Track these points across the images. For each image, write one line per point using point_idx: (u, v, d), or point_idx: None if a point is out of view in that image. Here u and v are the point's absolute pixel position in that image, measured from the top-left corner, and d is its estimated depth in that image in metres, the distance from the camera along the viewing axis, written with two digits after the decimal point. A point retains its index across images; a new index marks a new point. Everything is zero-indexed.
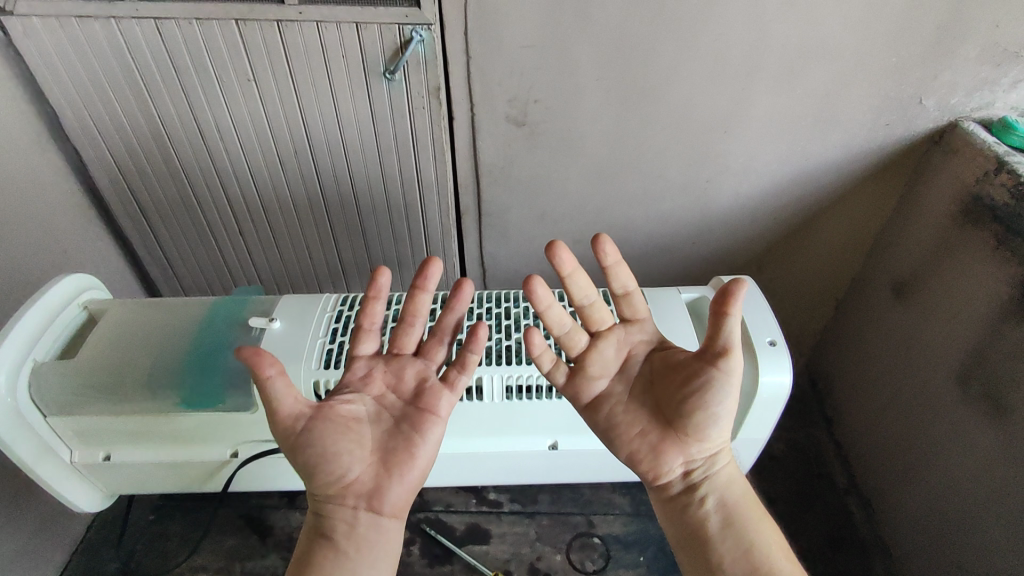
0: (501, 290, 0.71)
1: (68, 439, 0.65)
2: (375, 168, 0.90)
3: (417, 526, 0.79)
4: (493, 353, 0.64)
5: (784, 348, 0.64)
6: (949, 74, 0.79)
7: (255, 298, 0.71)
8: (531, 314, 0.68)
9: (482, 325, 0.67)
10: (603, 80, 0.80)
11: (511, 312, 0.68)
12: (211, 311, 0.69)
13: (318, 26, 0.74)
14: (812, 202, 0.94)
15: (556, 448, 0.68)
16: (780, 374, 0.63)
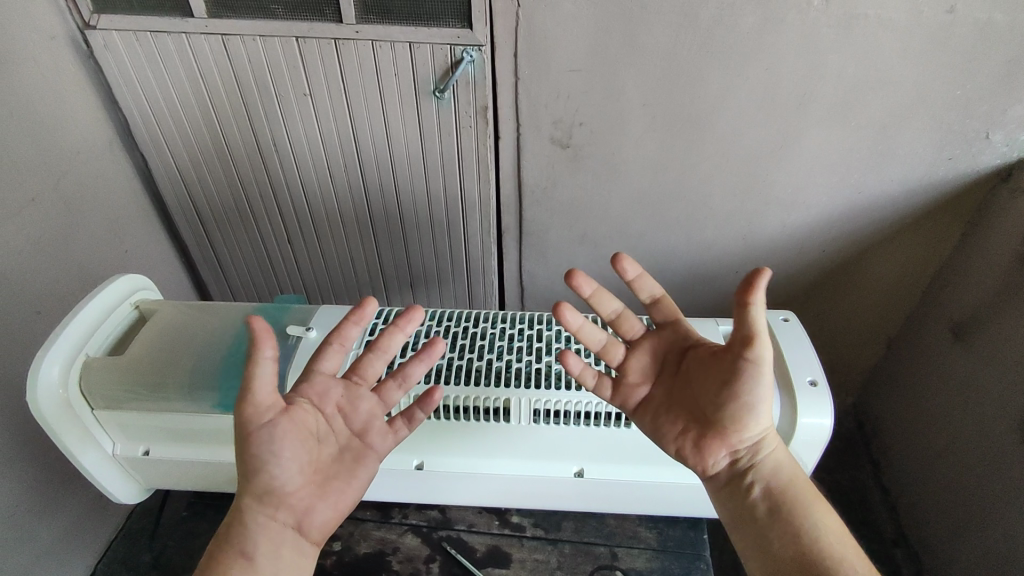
0: (534, 313, 0.72)
1: (112, 433, 0.68)
2: (421, 183, 0.91)
3: (436, 543, 0.74)
4: (523, 375, 0.64)
5: (826, 389, 0.61)
6: (1020, 109, 0.75)
7: (295, 307, 0.73)
8: (563, 336, 0.68)
9: (515, 345, 0.67)
10: (650, 106, 0.80)
11: (542, 334, 0.68)
12: (251, 319, 0.71)
13: (373, 46, 0.77)
14: (865, 236, 0.91)
15: (581, 475, 0.66)
16: (820, 417, 0.60)
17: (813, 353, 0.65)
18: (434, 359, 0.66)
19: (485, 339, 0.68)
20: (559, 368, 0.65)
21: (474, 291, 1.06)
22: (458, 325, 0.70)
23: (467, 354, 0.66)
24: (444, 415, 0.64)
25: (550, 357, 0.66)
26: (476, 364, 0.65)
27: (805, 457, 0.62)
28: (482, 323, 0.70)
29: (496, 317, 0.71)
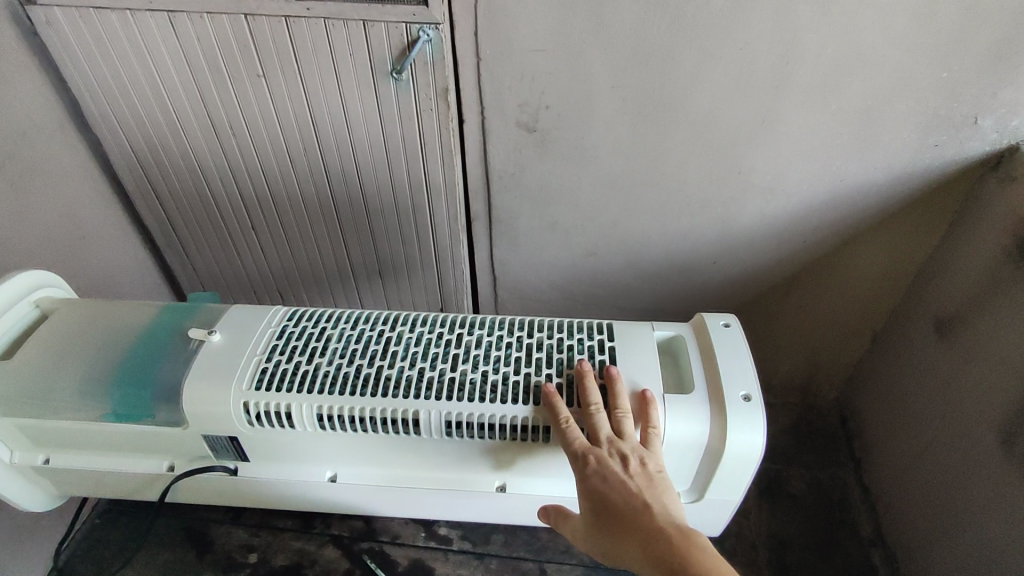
0: (459, 315, 0.66)
1: (9, 440, 0.66)
2: (383, 169, 0.88)
3: (358, 557, 0.79)
4: (435, 385, 0.59)
5: (759, 405, 0.58)
6: (1012, 92, 0.70)
7: (200, 307, 0.69)
8: (484, 342, 0.62)
9: (430, 351, 0.62)
10: (619, 88, 0.76)
11: (462, 339, 0.63)
12: (158, 318, 0.67)
13: (326, 23, 0.73)
14: (847, 227, 0.87)
15: (504, 489, 0.66)
16: (750, 434, 0.57)
17: (751, 363, 0.61)
18: (340, 367, 0.61)
19: (399, 345, 0.63)
20: (475, 378, 0.59)
21: (444, 279, 1.02)
22: (372, 327, 0.64)
23: (377, 360, 0.61)
24: (351, 427, 0.60)
25: (466, 365, 0.60)
26: (385, 372, 0.60)
27: (736, 473, 0.59)
28: (401, 324, 0.65)
29: (420, 318, 0.66)
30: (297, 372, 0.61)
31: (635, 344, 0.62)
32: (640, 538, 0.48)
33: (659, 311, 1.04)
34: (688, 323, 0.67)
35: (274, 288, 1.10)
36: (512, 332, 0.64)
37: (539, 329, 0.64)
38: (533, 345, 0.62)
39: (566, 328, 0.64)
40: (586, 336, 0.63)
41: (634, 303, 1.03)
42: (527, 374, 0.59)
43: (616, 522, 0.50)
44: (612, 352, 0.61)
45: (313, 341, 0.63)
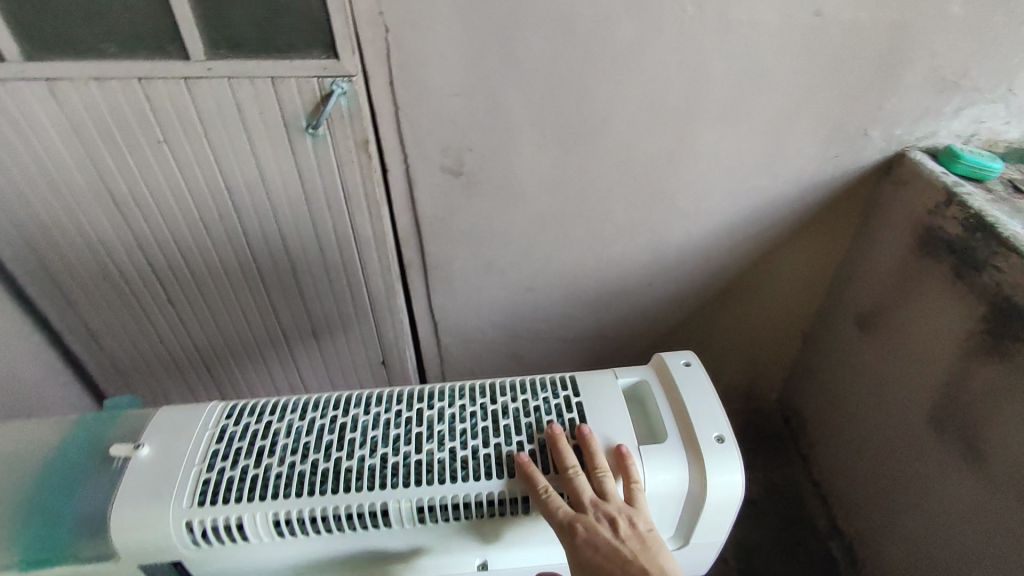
0: (416, 388, 0.65)
1: None
2: (307, 228, 0.84)
3: None
4: (401, 470, 0.57)
5: (733, 444, 0.59)
6: (893, 104, 0.77)
7: (123, 417, 0.63)
8: (446, 416, 0.61)
9: (389, 435, 0.60)
10: (541, 126, 0.77)
11: (422, 416, 0.61)
12: (73, 435, 0.62)
13: (230, 82, 0.69)
14: (767, 238, 0.91)
15: (485, 566, 0.63)
16: (729, 475, 0.58)
17: (718, 402, 0.62)
18: (294, 465, 0.57)
19: (356, 431, 0.60)
20: (442, 458, 0.58)
21: (383, 333, 0.98)
22: (324, 415, 0.62)
23: (333, 453, 0.58)
24: (312, 529, 0.56)
25: (432, 445, 0.59)
26: (345, 465, 0.57)
27: (718, 515, 0.60)
28: (354, 407, 0.62)
29: (376, 397, 0.64)
30: (246, 478, 0.56)
31: (599, 398, 0.63)
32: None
33: (603, 337, 1.05)
34: (649, 366, 0.68)
35: (200, 364, 1.02)
36: (474, 400, 0.63)
37: (502, 393, 0.64)
38: (499, 411, 0.62)
39: (529, 389, 0.64)
40: (551, 394, 0.63)
41: (578, 332, 1.04)
42: (497, 445, 0.59)
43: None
44: (579, 408, 0.62)
45: (259, 440, 0.59)
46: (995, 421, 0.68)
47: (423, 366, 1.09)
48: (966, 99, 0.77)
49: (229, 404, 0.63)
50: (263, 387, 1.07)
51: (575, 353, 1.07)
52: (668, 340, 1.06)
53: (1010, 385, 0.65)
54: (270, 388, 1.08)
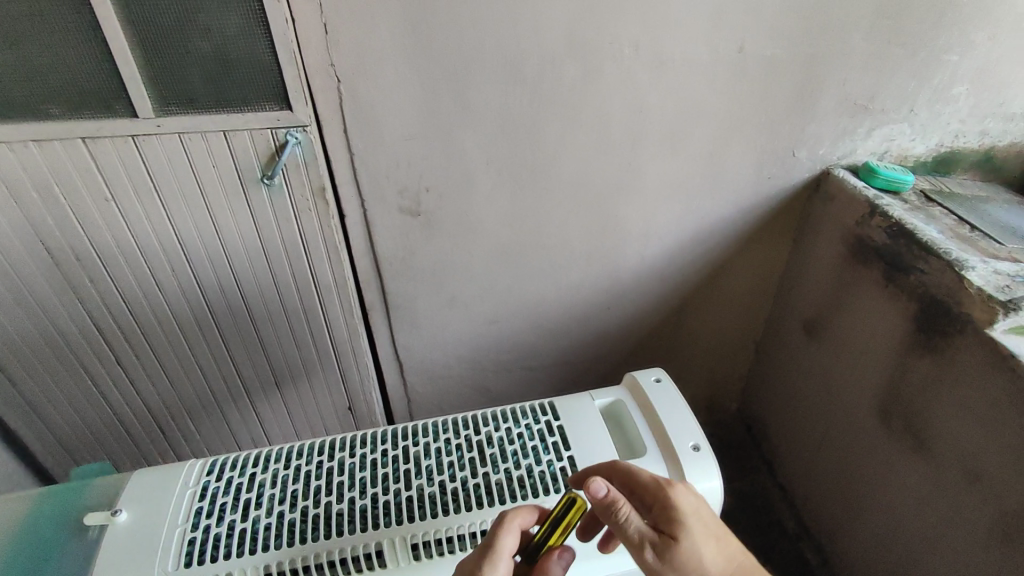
0: (400, 426, 0.68)
1: None
2: (266, 277, 0.83)
3: None
4: (391, 508, 0.59)
5: (709, 451, 0.63)
6: (814, 128, 0.84)
7: (94, 483, 0.63)
8: (432, 450, 0.65)
9: (377, 475, 0.62)
10: (494, 164, 0.79)
11: (408, 453, 0.64)
12: (40, 505, 0.60)
13: (181, 138, 0.69)
14: (714, 256, 0.96)
15: None
16: (708, 481, 0.61)
17: (690, 412, 0.67)
18: (284, 512, 0.59)
19: (343, 474, 0.62)
20: (432, 491, 0.61)
21: (348, 378, 0.97)
22: (309, 461, 0.64)
23: (322, 498, 0.60)
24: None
25: (421, 480, 0.61)
26: (335, 509, 0.59)
27: None
28: (340, 452, 0.65)
29: (361, 439, 0.67)
30: (237, 531, 0.58)
31: (575, 420, 0.67)
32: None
33: (568, 363, 1.07)
34: (623, 385, 0.72)
35: (153, 427, 0.97)
36: (458, 433, 0.66)
37: (484, 424, 0.67)
38: (483, 441, 0.65)
39: (510, 417, 0.68)
40: (531, 421, 0.68)
41: (542, 361, 1.05)
42: (486, 473, 0.62)
43: (715, 559, 0.46)
44: (560, 431, 0.66)
45: (245, 492, 0.61)
46: (933, 413, 0.73)
47: (391, 408, 1.08)
48: (875, 120, 0.85)
49: (210, 461, 0.64)
50: (223, 445, 1.03)
51: (541, 382, 1.08)
52: (630, 361, 1.09)
53: (942, 378, 0.71)
54: (230, 446, 1.04)
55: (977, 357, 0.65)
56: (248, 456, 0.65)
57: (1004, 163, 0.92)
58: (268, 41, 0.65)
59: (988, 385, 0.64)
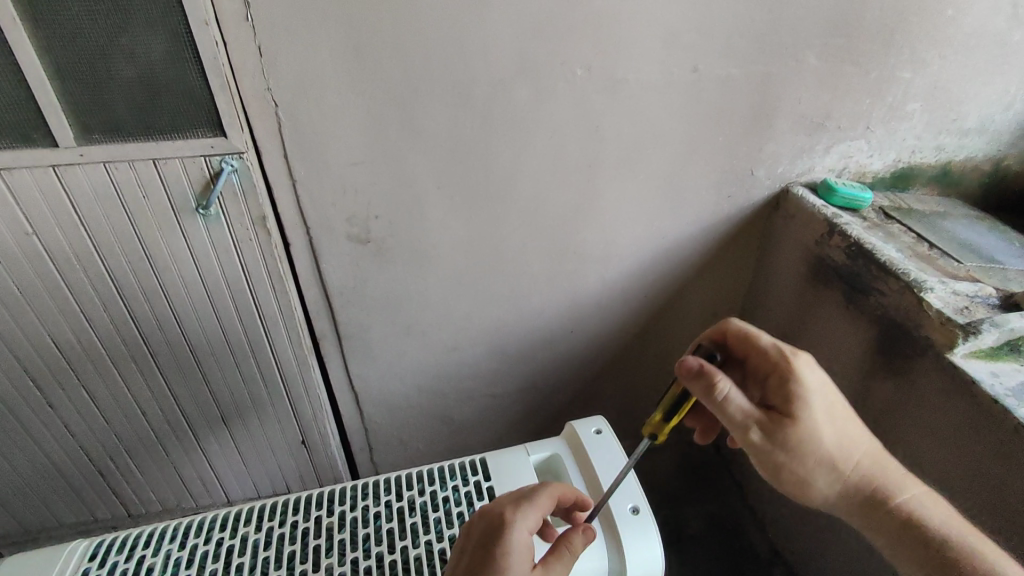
0: (307, 495, 0.70)
1: None
2: (207, 311, 0.79)
3: None
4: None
5: (647, 514, 0.67)
6: (772, 146, 0.83)
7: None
8: (345, 520, 0.67)
9: (285, 552, 0.64)
10: (446, 189, 0.76)
11: (318, 525, 0.66)
12: None
13: (105, 167, 0.64)
14: (677, 277, 0.94)
15: None
16: (647, 543, 0.65)
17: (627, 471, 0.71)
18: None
19: (245, 553, 0.64)
20: (342, 568, 0.62)
21: (300, 411, 0.93)
22: (210, 540, 0.65)
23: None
24: None
25: (331, 558, 0.63)
26: None
27: None
28: (267, 520, 0.67)
29: (291, 505, 0.69)
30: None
31: (504, 478, 0.70)
32: (857, 456, 0.56)
33: (533, 388, 1.04)
34: (561, 437, 0.76)
35: (91, 467, 0.92)
36: (376, 501, 0.69)
37: (406, 489, 0.70)
38: (403, 508, 0.67)
39: (434, 479, 0.70)
40: (461, 482, 0.70)
41: (506, 387, 1.02)
42: (406, 546, 0.64)
43: (832, 438, 0.55)
44: (488, 492, 0.69)
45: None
46: (897, 437, 0.72)
47: (348, 437, 1.04)
48: (833, 137, 0.84)
49: (103, 542, 0.65)
50: (169, 485, 0.98)
51: (505, 407, 1.05)
52: (596, 384, 1.06)
53: (905, 401, 0.69)
54: (175, 484, 0.99)
55: (938, 381, 0.64)
56: (147, 536, 0.66)
57: (960, 178, 0.92)
58: (198, 66, 0.60)
59: (950, 411, 0.63)
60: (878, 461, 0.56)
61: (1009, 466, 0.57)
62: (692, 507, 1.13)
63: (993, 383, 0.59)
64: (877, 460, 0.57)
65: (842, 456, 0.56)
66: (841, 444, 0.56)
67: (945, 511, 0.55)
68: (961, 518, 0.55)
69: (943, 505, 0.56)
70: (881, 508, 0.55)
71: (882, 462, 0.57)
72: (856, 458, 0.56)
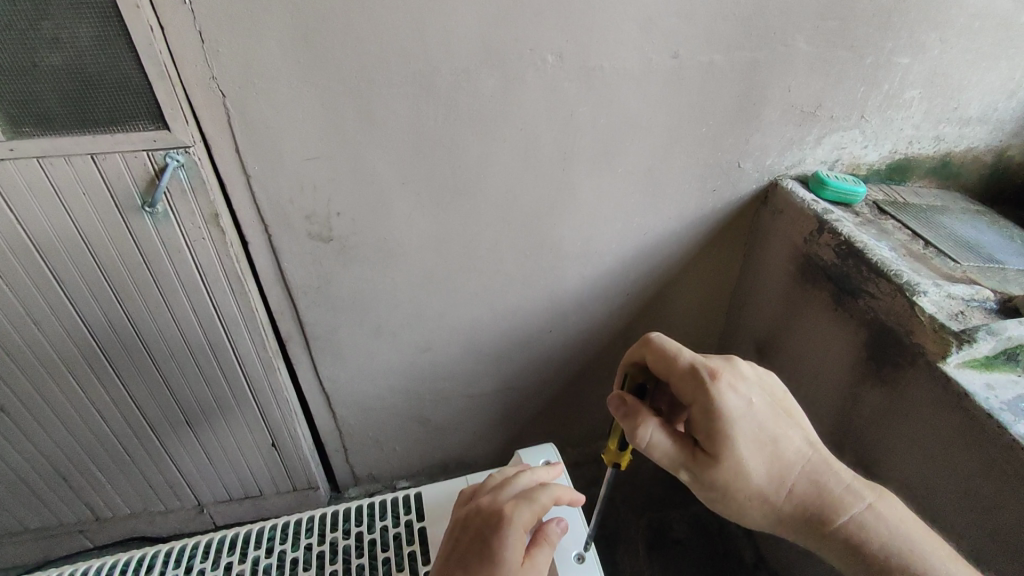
0: (225, 534, 0.63)
1: None
2: (162, 313, 0.74)
3: None
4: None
5: (593, 564, 0.60)
6: (760, 137, 0.78)
7: None
8: (261, 567, 0.59)
9: None
10: (411, 184, 0.72)
11: (231, 573, 0.59)
12: None
13: (39, 162, 0.59)
14: (661, 274, 0.90)
15: None
16: None
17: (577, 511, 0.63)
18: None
19: None
20: None
21: (268, 415, 0.89)
22: None
23: None
24: None
25: None
26: None
27: None
28: (201, 561, 0.60)
29: (231, 541, 0.62)
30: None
31: (439, 516, 0.62)
32: (799, 477, 0.49)
33: (513, 389, 1.00)
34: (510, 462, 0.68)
35: (51, 471, 0.88)
36: (298, 544, 0.61)
37: (332, 529, 0.62)
38: (326, 553, 0.60)
39: (367, 516, 0.63)
40: (390, 522, 0.62)
41: (484, 389, 0.99)
42: None
43: (760, 470, 0.47)
44: (420, 535, 0.61)
45: None
46: (885, 447, 0.68)
47: (321, 439, 1.00)
48: (824, 127, 0.79)
49: None
50: (136, 489, 0.95)
51: (484, 408, 1.02)
52: (578, 384, 1.03)
53: (894, 411, 0.66)
54: (142, 488, 0.96)
55: (928, 392, 0.60)
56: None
57: (960, 170, 0.88)
58: (133, 52, 0.55)
59: (940, 424, 0.59)
60: (822, 482, 0.49)
61: (999, 486, 0.53)
62: (678, 508, 1.11)
63: (988, 396, 0.55)
64: (822, 479, 0.49)
65: (776, 488, 0.48)
66: (776, 473, 0.48)
67: (900, 527, 0.48)
68: (922, 528, 0.49)
69: (899, 517, 0.49)
70: (825, 537, 0.49)
71: (828, 482, 0.49)
72: (796, 484, 0.49)
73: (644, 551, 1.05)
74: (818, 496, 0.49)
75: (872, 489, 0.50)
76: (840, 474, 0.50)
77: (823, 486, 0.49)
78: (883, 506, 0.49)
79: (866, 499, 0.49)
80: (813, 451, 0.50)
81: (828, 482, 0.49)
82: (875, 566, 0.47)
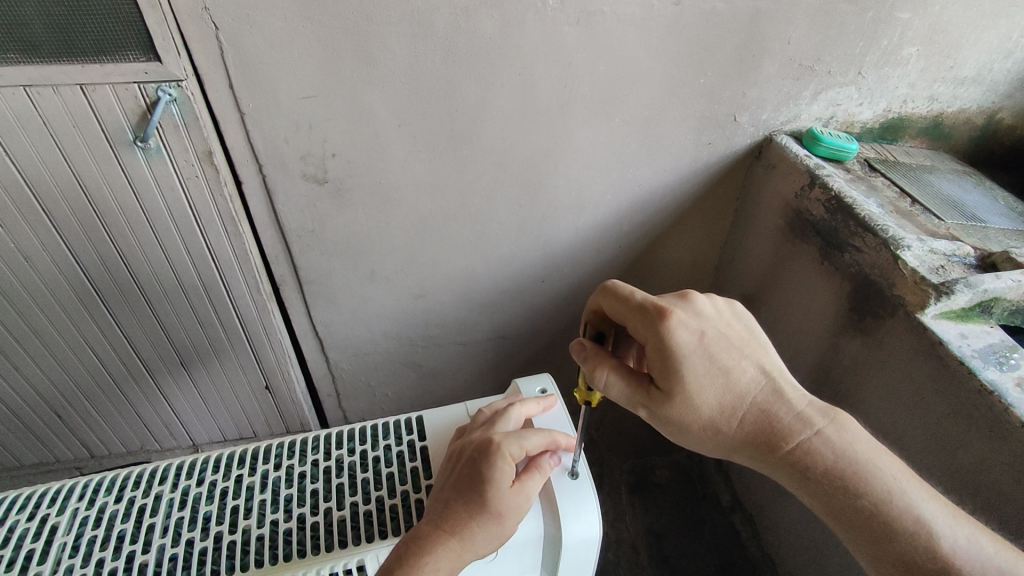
0: (228, 454, 0.64)
1: None
2: (156, 250, 0.74)
3: None
4: (237, 549, 0.55)
5: (587, 479, 0.59)
6: (757, 91, 0.78)
7: None
8: (268, 479, 0.61)
9: (201, 514, 0.58)
10: (407, 126, 0.71)
11: (238, 485, 0.60)
12: None
13: (27, 91, 0.58)
14: (653, 227, 0.91)
15: None
16: (586, 516, 0.57)
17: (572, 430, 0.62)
18: (131, 548, 0.55)
19: (156, 515, 0.57)
20: (261, 533, 0.56)
21: (262, 357, 0.90)
22: (120, 500, 0.59)
23: (126, 545, 0.55)
24: None
25: (250, 520, 0.57)
26: (141, 559, 0.54)
27: (577, 558, 0.58)
28: (212, 474, 0.62)
29: (240, 458, 0.64)
30: (64, 569, 0.53)
31: (440, 437, 0.65)
32: (751, 404, 0.49)
33: (504, 338, 1.02)
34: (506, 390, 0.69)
35: (44, 407, 0.89)
36: (304, 459, 0.63)
37: (336, 447, 0.64)
38: (331, 467, 0.62)
39: (369, 438, 0.66)
40: (393, 441, 0.65)
41: (476, 336, 1.00)
42: (329, 509, 0.58)
43: (710, 400, 0.49)
44: (423, 453, 0.64)
45: (30, 543, 0.55)
46: (861, 394, 0.71)
47: (313, 382, 1.02)
48: (822, 83, 0.79)
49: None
50: (131, 427, 0.97)
51: (475, 356, 1.04)
52: (568, 334, 1.05)
53: (872, 359, 0.69)
54: (138, 426, 0.97)
55: (905, 340, 0.63)
56: (44, 496, 0.59)
57: (951, 130, 0.89)
58: None
59: (913, 371, 0.62)
60: (772, 411, 0.49)
61: (965, 427, 0.56)
62: (662, 456, 1.16)
63: (960, 344, 0.58)
64: (772, 408, 0.50)
65: (725, 420, 0.49)
66: (725, 405, 0.49)
67: (846, 450, 0.48)
68: (872, 450, 0.49)
69: (850, 439, 0.49)
70: (776, 463, 0.50)
71: (778, 411, 0.49)
72: (746, 415, 0.50)
73: (627, 495, 1.11)
74: (768, 425, 0.49)
75: (825, 416, 0.50)
76: (792, 402, 0.50)
77: (773, 416, 0.49)
78: (832, 431, 0.49)
79: (816, 425, 0.49)
80: (766, 381, 0.50)
81: (778, 411, 0.49)
82: (822, 487, 0.48)
